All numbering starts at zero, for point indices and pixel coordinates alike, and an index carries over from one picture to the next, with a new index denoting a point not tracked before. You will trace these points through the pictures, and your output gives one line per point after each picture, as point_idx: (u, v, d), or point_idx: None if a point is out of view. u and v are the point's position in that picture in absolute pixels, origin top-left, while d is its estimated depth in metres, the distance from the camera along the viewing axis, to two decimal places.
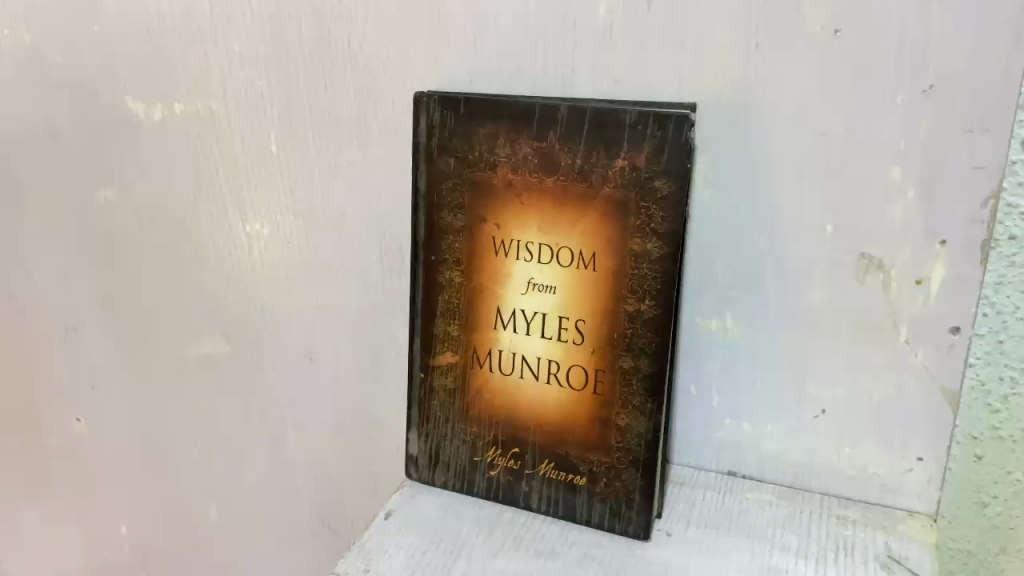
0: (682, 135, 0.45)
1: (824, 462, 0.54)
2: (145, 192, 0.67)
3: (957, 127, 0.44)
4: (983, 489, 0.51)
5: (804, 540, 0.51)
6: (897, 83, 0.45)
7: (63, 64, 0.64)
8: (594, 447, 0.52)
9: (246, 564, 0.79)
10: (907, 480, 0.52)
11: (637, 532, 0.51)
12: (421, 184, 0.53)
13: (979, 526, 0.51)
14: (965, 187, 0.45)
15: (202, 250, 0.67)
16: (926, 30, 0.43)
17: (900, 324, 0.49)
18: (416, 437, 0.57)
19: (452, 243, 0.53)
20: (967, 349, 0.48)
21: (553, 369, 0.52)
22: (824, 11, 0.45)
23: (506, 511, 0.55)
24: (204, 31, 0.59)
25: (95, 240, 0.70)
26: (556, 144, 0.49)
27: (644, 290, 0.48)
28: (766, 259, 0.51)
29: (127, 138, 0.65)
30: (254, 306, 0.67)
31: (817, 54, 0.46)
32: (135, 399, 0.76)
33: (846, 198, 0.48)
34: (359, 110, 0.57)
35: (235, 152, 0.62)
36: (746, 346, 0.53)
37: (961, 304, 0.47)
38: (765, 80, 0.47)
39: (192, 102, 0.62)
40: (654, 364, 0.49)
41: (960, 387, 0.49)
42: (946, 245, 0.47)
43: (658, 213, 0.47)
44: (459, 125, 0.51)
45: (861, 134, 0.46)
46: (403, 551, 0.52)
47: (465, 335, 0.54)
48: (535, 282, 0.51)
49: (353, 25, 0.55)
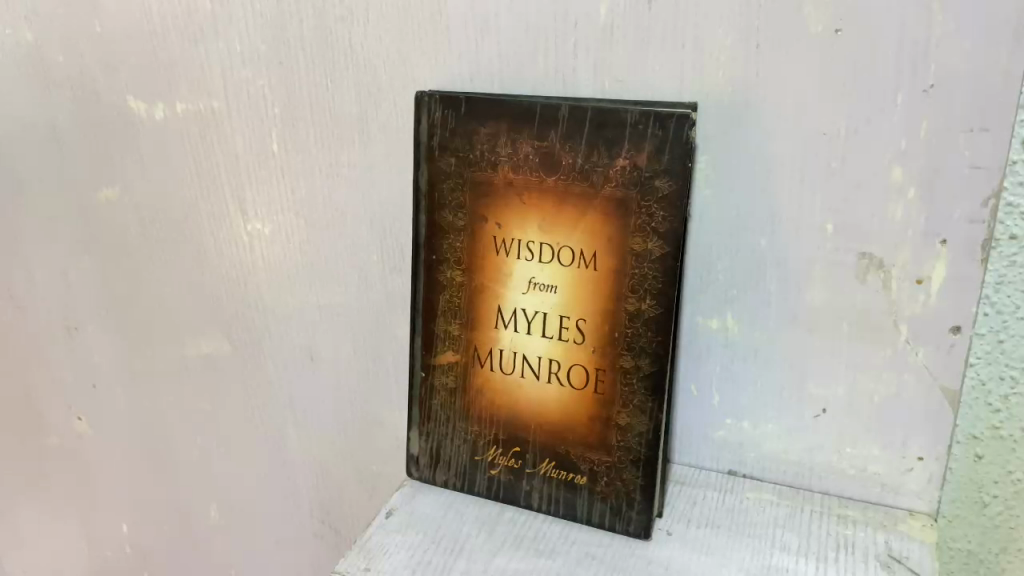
0: (683, 135, 0.45)
1: (824, 462, 0.54)
2: (146, 192, 0.67)
3: (957, 127, 0.44)
4: (983, 489, 0.51)
5: (804, 540, 0.51)
6: (897, 83, 0.45)
7: (64, 64, 0.64)
8: (595, 447, 0.52)
9: (247, 564, 0.79)
10: (907, 479, 0.52)
11: (637, 531, 0.52)
12: (422, 184, 0.53)
13: (979, 526, 0.52)
14: (966, 188, 0.45)
15: (203, 250, 0.67)
16: (926, 30, 0.43)
17: (900, 323, 0.49)
18: (417, 436, 0.57)
19: (453, 242, 0.53)
20: (968, 348, 0.48)
21: (554, 369, 0.52)
22: (825, 11, 0.45)
23: (507, 510, 0.55)
24: (205, 31, 0.59)
25: (95, 239, 0.70)
26: (557, 144, 0.49)
27: (644, 290, 0.48)
28: (767, 259, 0.51)
29: (127, 138, 0.65)
30: (255, 305, 0.67)
31: (818, 54, 0.46)
32: (136, 398, 0.76)
33: (846, 198, 0.48)
34: (360, 110, 0.57)
35: (236, 152, 0.62)
36: (747, 346, 0.53)
37: (961, 303, 0.47)
38: (766, 79, 0.47)
39: (194, 101, 0.62)
40: (655, 363, 0.49)
41: (961, 387, 0.49)
42: (946, 245, 0.47)
43: (659, 212, 0.47)
44: (459, 124, 0.51)
45: (861, 134, 0.46)
46: (403, 550, 0.52)
47: (466, 335, 0.54)
48: (536, 282, 0.51)
49: (353, 24, 0.55)
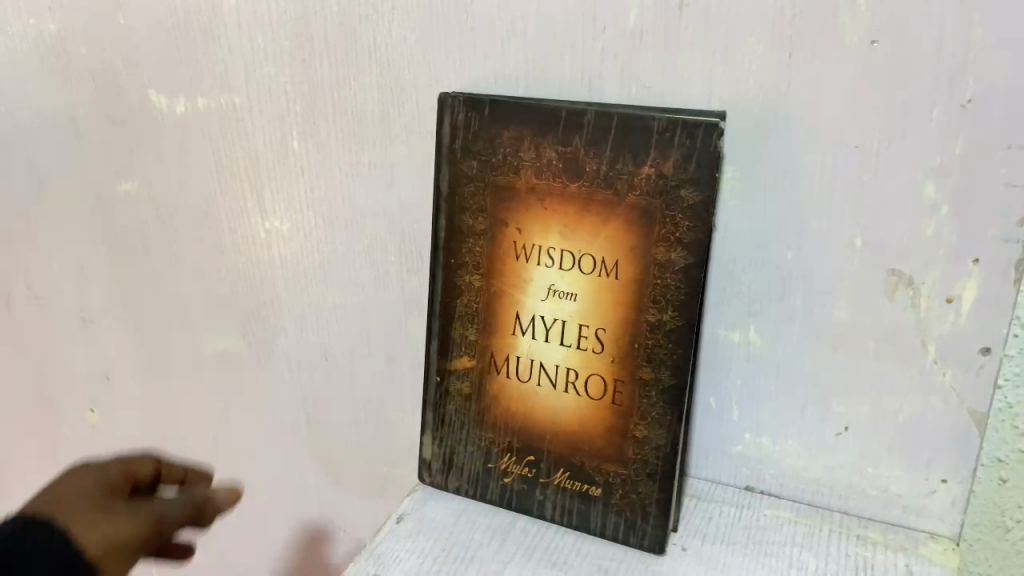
0: (711, 144, 0.45)
1: (846, 481, 0.53)
2: (164, 184, 0.66)
3: (994, 143, 0.43)
4: (1005, 513, 0.49)
5: (822, 560, 0.50)
6: (934, 97, 0.44)
7: (86, 55, 0.64)
8: (611, 459, 0.51)
9: (257, 561, 0.79)
10: (929, 502, 0.51)
11: (652, 546, 0.51)
12: (443, 186, 0.52)
13: (1002, 551, 0.50)
14: (1000, 205, 0.44)
15: (219, 246, 0.66)
16: (967, 43, 0.42)
17: (928, 343, 0.48)
18: (430, 441, 0.57)
19: (473, 247, 0.52)
20: (997, 370, 0.47)
21: (571, 377, 0.51)
22: (860, 21, 0.44)
23: (520, 519, 0.54)
24: (227, 26, 0.59)
25: (112, 231, 0.70)
26: (581, 149, 0.48)
27: (666, 301, 0.47)
28: (793, 273, 0.50)
29: (147, 131, 0.65)
30: (269, 303, 0.66)
31: (851, 65, 0.45)
32: (149, 390, 0.76)
33: (876, 213, 0.47)
34: (381, 109, 0.56)
35: (256, 149, 0.62)
36: (769, 360, 0.52)
37: (991, 324, 0.46)
38: (796, 90, 0.46)
39: (215, 97, 0.61)
40: (676, 375, 0.48)
41: (988, 409, 0.48)
42: (979, 264, 0.45)
43: (684, 222, 0.46)
44: (482, 126, 0.50)
45: (894, 148, 0.45)
46: (413, 557, 0.51)
47: (483, 340, 0.53)
48: (555, 289, 0.51)
49: (377, 24, 0.54)
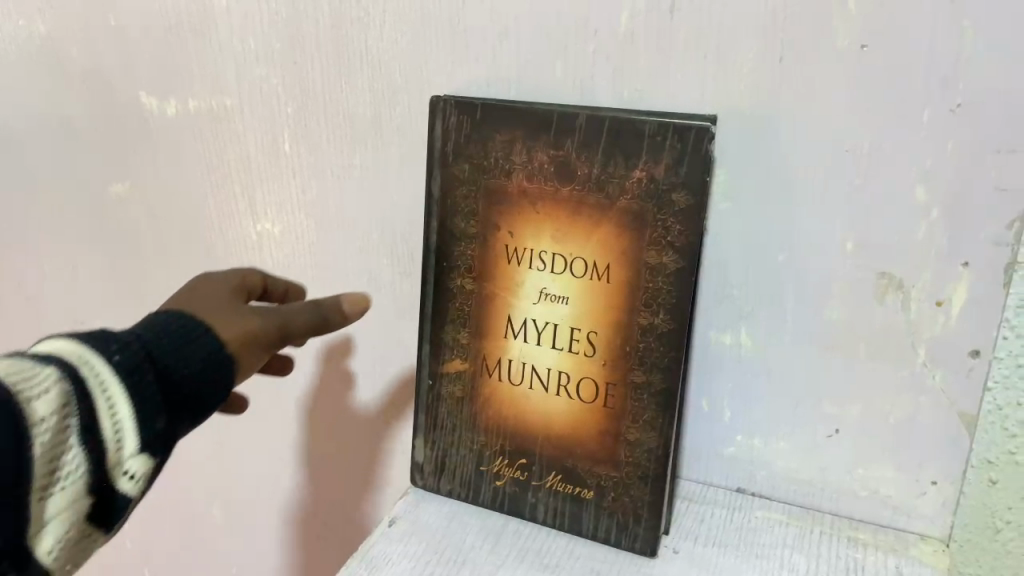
0: (702, 148, 0.45)
1: (837, 483, 0.53)
2: (156, 186, 0.66)
3: (985, 147, 0.43)
4: (994, 514, 0.49)
5: (813, 561, 0.50)
6: (925, 100, 0.44)
7: (76, 57, 0.64)
8: (603, 461, 0.51)
9: (249, 563, 0.78)
10: (920, 504, 0.51)
11: (644, 549, 0.51)
12: (434, 189, 0.52)
13: (992, 553, 0.49)
14: (990, 209, 0.44)
15: (211, 248, 0.66)
16: (958, 47, 0.42)
17: (918, 345, 0.48)
18: (422, 444, 0.57)
19: (465, 250, 0.52)
20: (987, 372, 0.47)
21: (563, 380, 0.51)
22: (851, 25, 0.44)
23: (512, 522, 0.55)
24: (218, 28, 0.58)
25: (104, 232, 0.70)
26: (573, 153, 0.48)
27: (658, 304, 0.48)
28: (784, 276, 0.50)
29: (138, 132, 0.65)
30: None
31: (843, 68, 0.45)
32: None
33: (867, 216, 0.47)
34: (373, 111, 0.56)
35: (248, 151, 0.62)
36: (760, 362, 0.52)
37: (981, 326, 0.46)
38: (788, 93, 0.46)
39: (207, 98, 0.61)
40: (667, 379, 0.48)
41: (978, 411, 0.48)
42: (968, 268, 0.46)
43: (675, 225, 0.46)
44: (473, 129, 0.50)
45: (885, 151, 0.45)
46: (406, 559, 0.51)
47: (475, 343, 0.53)
48: (547, 292, 0.51)
49: (369, 26, 0.54)
